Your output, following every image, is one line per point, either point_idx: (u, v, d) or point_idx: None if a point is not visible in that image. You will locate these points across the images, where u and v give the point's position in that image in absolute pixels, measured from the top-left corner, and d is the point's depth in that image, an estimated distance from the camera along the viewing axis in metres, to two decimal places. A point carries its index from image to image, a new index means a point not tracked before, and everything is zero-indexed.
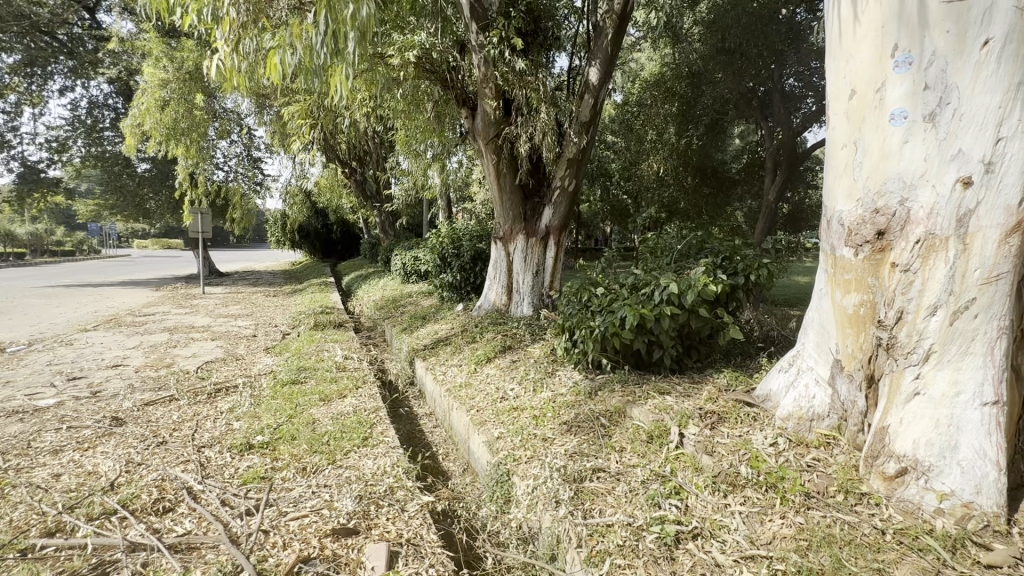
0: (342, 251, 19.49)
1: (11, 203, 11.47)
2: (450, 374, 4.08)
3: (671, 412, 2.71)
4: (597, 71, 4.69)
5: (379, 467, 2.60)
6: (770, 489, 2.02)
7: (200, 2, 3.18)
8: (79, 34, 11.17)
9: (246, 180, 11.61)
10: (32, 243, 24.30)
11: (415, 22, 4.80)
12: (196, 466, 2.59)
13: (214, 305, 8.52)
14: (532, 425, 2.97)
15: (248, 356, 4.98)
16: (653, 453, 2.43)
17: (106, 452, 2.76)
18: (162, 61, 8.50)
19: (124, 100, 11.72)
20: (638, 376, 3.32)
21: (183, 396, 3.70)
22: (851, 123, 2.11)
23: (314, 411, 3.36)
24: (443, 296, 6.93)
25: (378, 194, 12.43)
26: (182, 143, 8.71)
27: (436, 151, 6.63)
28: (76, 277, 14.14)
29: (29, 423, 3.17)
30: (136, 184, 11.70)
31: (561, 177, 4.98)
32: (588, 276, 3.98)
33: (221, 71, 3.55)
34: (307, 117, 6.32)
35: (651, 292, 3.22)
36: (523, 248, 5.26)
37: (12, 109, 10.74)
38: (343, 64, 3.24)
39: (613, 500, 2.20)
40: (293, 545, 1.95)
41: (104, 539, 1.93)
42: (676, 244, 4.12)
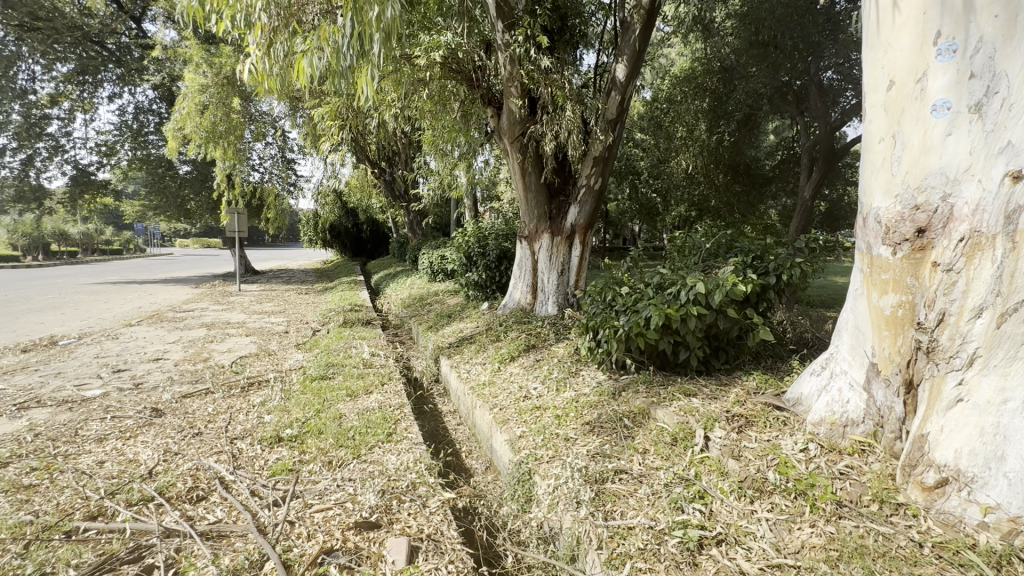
0: (371, 250, 19.84)
1: (65, 205, 12.14)
2: (474, 372, 4.10)
3: (696, 415, 2.65)
4: (624, 68, 4.62)
5: (402, 463, 2.64)
6: (799, 497, 1.95)
7: (234, 9, 3.30)
8: (126, 43, 11.74)
9: (280, 181, 11.97)
10: (83, 242, 25.49)
11: (442, 22, 4.84)
12: (228, 457, 2.68)
13: (249, 303, 8.81)
14: (554, 425, 2.95)
15: (280, 351, 5.13)
16: (678, 456, 2.38)
17: (146, 441, 2.89)
18: (202, 67, 8.84)
19: (167, 105, 12.24)
20: (663, 377, 3.26)
21: (218, 389, 3.84)
22: (890, 116, 2.02)
23: (341, 406, 3.43)
24: (469, 294, 6.98)
25: (406, 194, 12.61)
26: (221, 146, 9.06)
27: (463, 151, 6.68)
28: (122, 275, 14.70)
29: (77, 412, 3.35)
30: (178, 186, 12.21)
31: (587, 175, 4.92)
32: (613, 275, 3.93)
33: (253, 75, 3.67)
34: (337, 117, 6.47)
35: (677, 292, 3.15)
36: (548, 247, 5.24)
37: (65, 115, 11.36)
38: (370, 66, 3.30)
39: (635, 502, 2.16)
40: (317, 537, 2.00)
41: (142, 525, 2.03)
42: (705, 242, 4.03)
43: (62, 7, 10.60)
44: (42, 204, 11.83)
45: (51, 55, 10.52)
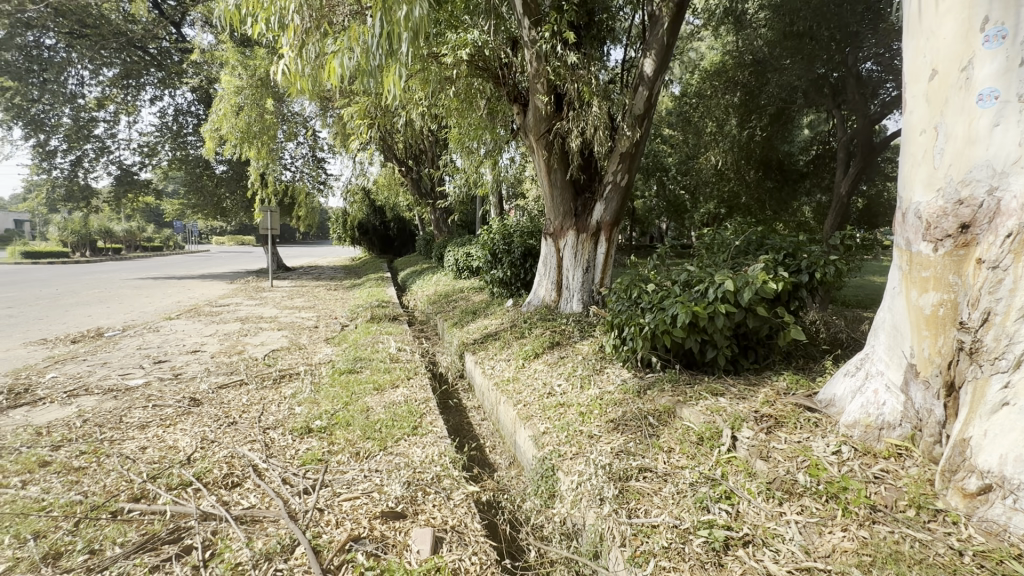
0: (398, 247, 20.16)
1: (110, 204, 12.74)
2: (498, 368, 4.13)
3: (723, 414, 2.61)
4: (652, 62, 4.55)
5: (427, 456, 2.68)
6: (830, 499, 1.90)
7: (268, 11, 3.39)
8: (167, 47, 12.18)
9: (311, 180, 12.27)
10: (127, 239, 26.66)
11: (469, 20, 4.87)
12: (262, 446, 2.78)
13: (281, 298, 9.07)
14: (578, 422, 2.94)
15: (311, 345, 5.27)
16: (704, 455, 2.34)
17: (185, 429, 3.02)
18: (237, 69, 9.10)
19: (204, 106, 12.69)
20: (690, 376, 3.21)
21: (252, 380, 3.98)
22: (932, 106, 1.94)
23: (368, 399, 3.51)
24: (494, 292, 7.01)
25: (432, 192, 12.75)
26: (255, 146, 9.33)
27: (488, 148, 6.70)
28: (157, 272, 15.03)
29: (122, 400, 3.52)
30: (214, 185, 12.66)
31: (613, 171, 4.87)
32: (639, 272, 3.89)
33: (286, 75, 3.76)
34: (366, 116, 6.59)
35: (705, 290, 3.10)
36: (574, 244, 5.22)
37: (111, 118, 11.90)
38: (398, 65, 3.35)
39: (660, 501, 2.14)
40: (345, 524, 2.06)
41: (181, 507, 2.12)
42: (734, 240, 3.95)
43: (107, 14, 11.08)
44: (89, 203, 12.44)
45: (98, 60, 11.04)
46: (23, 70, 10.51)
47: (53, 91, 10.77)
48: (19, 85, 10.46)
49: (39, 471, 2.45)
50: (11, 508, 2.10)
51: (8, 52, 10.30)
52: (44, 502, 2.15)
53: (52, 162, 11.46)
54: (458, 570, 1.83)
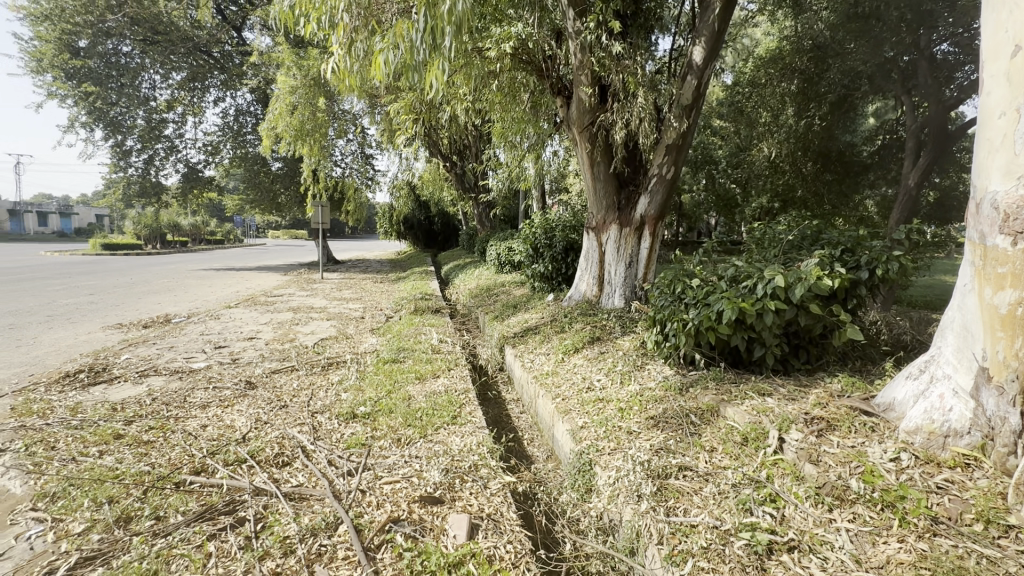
0: (442, 242, 20.55)
1: (178, 199, 13.63)
2: (537, 362, 4.13)
3: (770, 415, 2.51)
4: (702, 50, 4.39)
5: (466, 445, 2.73)
6: (886, 508, 1.79)
7: (320, 11, 3.52)
8: (229, 51, 12.97)
9: (359, 176, 12.71)
10: (193, 233, 28.45)
11: (513, 14, 4.85)
12: (310, 429, 2.91)
13: (330, 289, 9.44)
14: (617, 417, 2.91)
15: (357, 335, 5.46)
16: (748, 456, 2.27)
17: (242, 410, 3.21)
18: (292, 70, 9.49)
19: (262, 106, 13.34)
20: (736, 375, 3.09)
21: (302, 367, 4.19)
22: (1013, 87, 1.77)
23: (410, 388, 3.60)
24: (535, 286, 7.01)
25: (475, 187, 12.89)
26: (308, 143, 9.71)
27: (532, 142, 6.68)
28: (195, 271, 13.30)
29: (186, 381, 3.79)
30: (271, 181, 13.32)
31: (658, 164, 4.74)
32: (684, 266, 3.79)
33: (336, 73, 3.88)
34: (411, 112, 6.72)
35: (753, 286, 2.98)
36: (616, 239, 5.13)
37: (179, 119, 12.69)
38: (441, 59, 3.38)
39: (699, 500, 2.09)
40: (385, 506, 2.13)
41: (235, 483, 2.26)
42: (786, 235, 3.78)
43: (176, 20, 11.80)
44: (160, 198, 13.35)
45: (168, 65, 11.82)
46: (104, 76, 11.38)
47: (129, 95, 11.60)
48: (100, 90, 11.34)
49: (114, 442, 2.67)
50: (90, 474, 2.31)
51: (91, 59, 11.17)
52: (118, 471, 2.35)
53: (128, 161, 12.37)
54: (493, 557, 1.85)
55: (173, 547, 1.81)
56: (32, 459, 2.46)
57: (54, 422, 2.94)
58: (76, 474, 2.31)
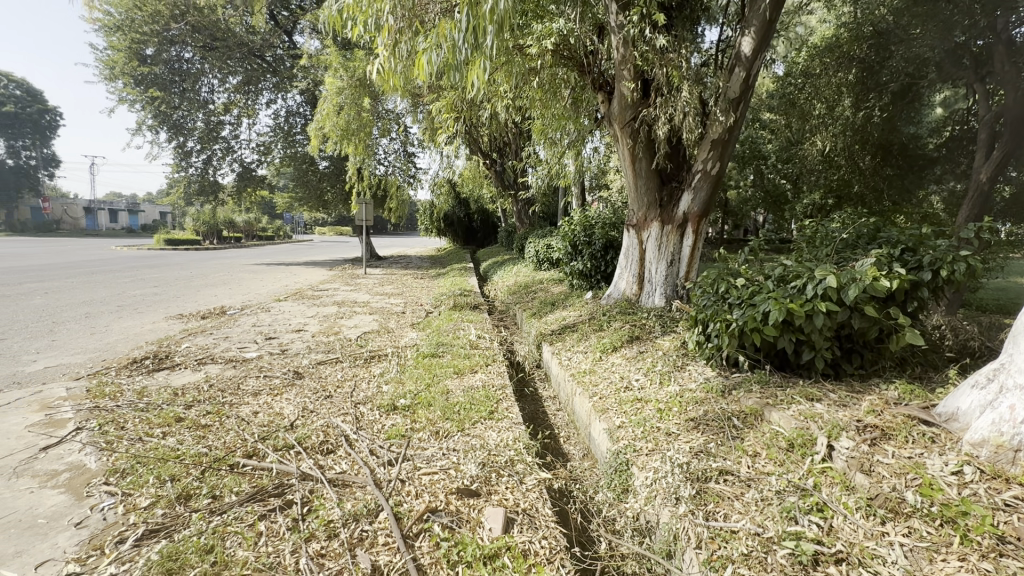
0: (481, 239, 20.73)
1: (233, 197, 14.35)
2: (575, 360, 4.11)
3: (819, 421, 2.40)
4: (752, 40, 4.21)
5: (502, 440, 2.76)
6: (945, 524, 1.69)
7: (367, 14, 3.61)
8: (281, 55, 13.55)
9: (402, 173, 13.03)
10: (247, 229, 29.93)
11: (555, 9, 4.82)
12: (353, 419, 3.02)
13: (373, 284, 9.73)
14: (656, 418, 2.86)
15: (398, 329, 5.60)
16: (794, 463, 2.18)
17: (290, 399, 3.37)
18: (340, 71, 9.78)
19: (311, 107, 13.86)
20: (782, 379, 2.98)
21: (346, 359, 4.34)
22: None
23: (448, 382, 3.68)
24: (574, 284, 6.96)
25: (515, 184, 12.93)
26: (353, 142, 9.99)
27: (572, 139, 6.62)
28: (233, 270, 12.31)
29: (239, 369, 4.01)
30: (318, 179, 13.86)
31: (703, 160, 4.60)
32: (729, 265, 3.67)
33: (381, 74, 3.98)
34: (453, 110, 6.81)
35: (803, 286, 2.86)
36: (658, 236, 5.04)
37: (234, 121, 13.36)
38: (483, 57, 3.42)
39: (741, 506, 2.03)
40: (424, 496, 2.18)
41: (284, 467, 2.38)
42: (840, 232, 3.60)
43: (233, 27, 12.44)
44: (217, 196, 14.11)
45: (225, 70, 12.47)
46: (168, 81, 12.11)
47: (190, 99, 12.31)
48: (165, 94, 12.09)
49: (176, 425, 2.87)
50: (155, 454, 2.49)
51: (157, 66, 11.89)
52: (179, 452, 2.51)
53: (188, 161, 13.14)
54: (528, 551, 1.87)
55: (228, 525, 1.93)
56: (105, 437, 2.68)
57: (124, 404, 3.17)
58: (143, 453, 2.49)
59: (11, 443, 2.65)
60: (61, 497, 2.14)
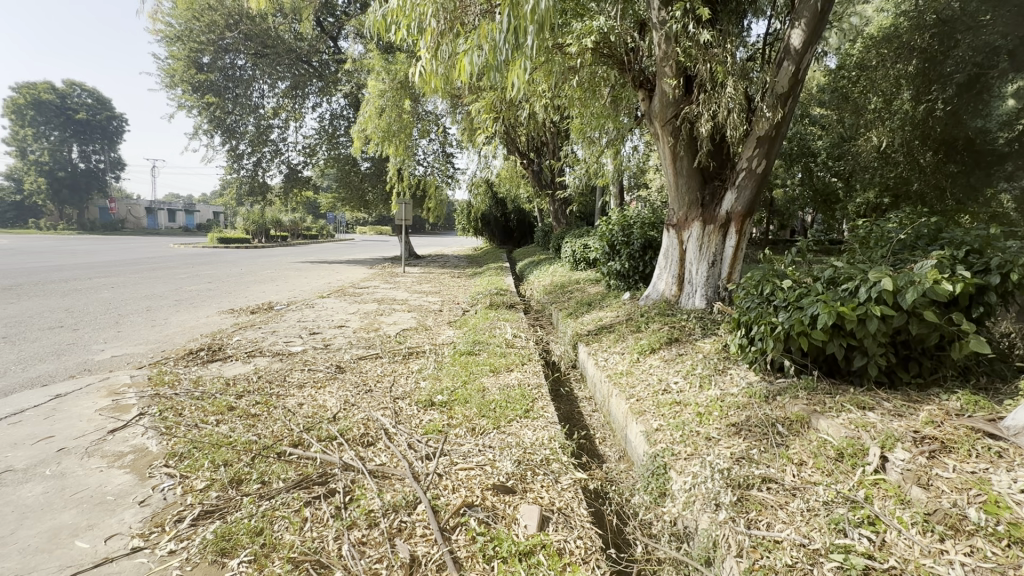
0: (517, 238, 20.78)
1: (280, 198, 14.97)
2: (611, 361, 4.06)
3: (872, 431, 2.29)
4: (802, 32, 4.03)
5: (538, 438, 2.77)
6: (1013, 544, 1.57)
7: (410, 19, 3.69)
8: (326, 60, 14.01)
9: (440, 174, 13.28)
10: (292, 228, 31.13)
11: (595, 7, 4.77)
12: (392, 413, 3.10)
13: (411, 283, 9.92)
14: (694, 422, 2.80)
15: (435, 327, 5.71)
16: (843, 473, 2.09)
17: (333, 392, 3.49)
18: (382, 74, 9.99)
19: (354, 110, 14.29)
20: (831, 386, 2.84)
21: (386, 354, 4.46)
22: None
23: (484, 379, 3.72)
24: (611, 284, 6.89)
25: (552, 183, 12.89)
26: (394, 143, 10.21)
27: (610, 137, 6.55)
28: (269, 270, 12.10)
29: (286, 362, 4.18)
30: (360, 180, 14.28)
31: (748, 157, 4.46)
32: (775, 266, 3.54)
33: (423, 76, 4.06)
34: (492, 110, 6.88)
35: (855, 288, 2.73)
36: (699, 236, 4.92)
37: (282, 124, 13.95)
38: (524, 57, 3.41)
39: (785, 515, 1.96)
40: (460, 491, 2.22)
41: (327, 457, 2.47)
42: (898, 232, 3.41)
43: (282, 34, 12.99)
44: (265, 197, 14.74)
45: (275, 75, 13.03)
46: (222, 87, 12.75)
47: (243, 104, 12.93)
48: (219, 100, 12.76)
49: (228, 413, 3.02)
50: (210, 440, 2.63)
51: (212, 73, 12.54)
52: (231, 438, 2.65)
53: (240, 163, 13.79)
54: (563, 550, 1.87)
55: (276, 509, 2.02)
56: (164, 422, 2.86)
57: (181, 392, 3.37)
58: (199, 438, 2.64)
59: (83, 425, 2.87)
60: (127, 477, 2.30)
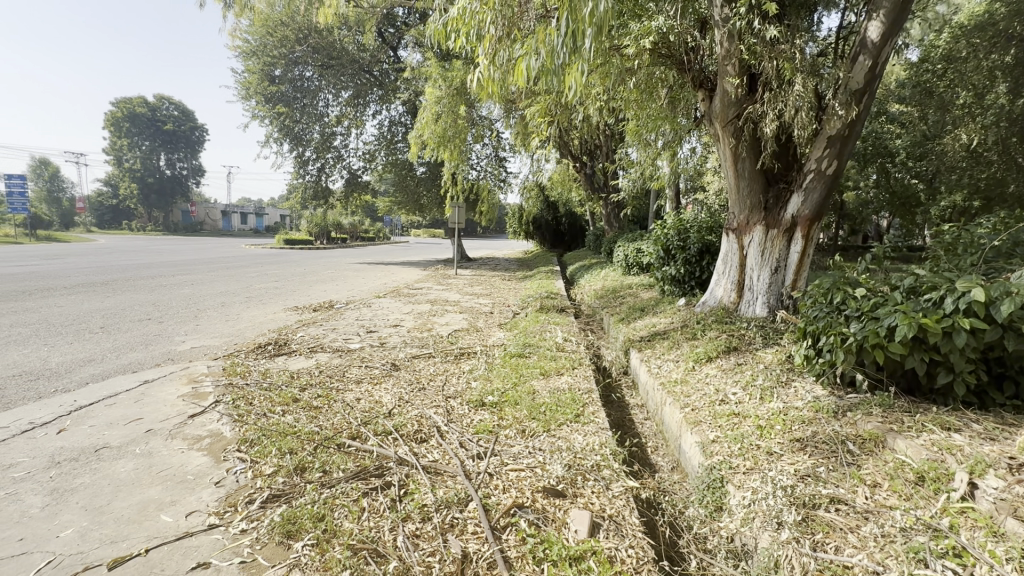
0: (569, 242, 20.67)
1: (341, 202, 15.69)
2: (665, 369, 3.95)
3: (959, 454, 2.09)
4: (880, 25, 3.77)
5: (588, 444, 2.74)
6: None
7: (469, 27, 3.77)
8: (387, 69, 14.54)
9: (493, 178, 13.49)
10: (351, 231, 32.51)
11: (654, 6, 4.66)
12: (444, 412, 3.17)
13: (463, 285, 10.09)
14: (755, 436, 2.67)
15: (487, 328, 5.77)
16: (924, 499, 1.93)
17: (388, 389, 3.61)
18: (439, 81, 10.19)
19: (411, 116, 14.74)
20: (910, 404, 2.62)
21: (438, 354, 4.57)
22: None
23: (535, 382, 3.72)
24: (665, 289, 6.70)
25: (605, 186, 12.72)
26: (449, 148, 10.44)
27: (667, 140, 6.40)
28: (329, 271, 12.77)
29: (345, 358, 4.37)
30: (416, 184, 14.73)
31: (817, 158, 4.22)
32: (847, 274, 3.31)
33: (481, 82, 4.14)
34: (546, 113, 6.90)
35: (940, 299, 2.52)
36: (761, 241, 4.70)
37: (345, 131, 14.64)
38: (581, 60, 3.39)
39: (856, 540, 1.84)
40: (511, 491, 2.24)
41: (383, 451, 2.56)
42: (991, 239, 3.11)
43: (347, 46, 13.63)
44: (328, 201, 15.50)
45: (339, 85, 13.68)
46: (292, 98, 13.58)
47: (310, 113, 13.69)
48: (288, 110, 13.57)
49: (293, 404, 3.20)
50: (277, 429, 2.80)
51: (283, 85, 13.38)
52: (296, 428, 2.81)
53: (306, 169, 14.60)
54: (614, 558, 1.84)
55: (336, 498, 2.12)
56: (237, 410, 3.08)
57: (252, 382, 3.61)
58: (267, 427, 2.82)
59: (168, 410, 3.13)
60: (205, 459, 2.49)
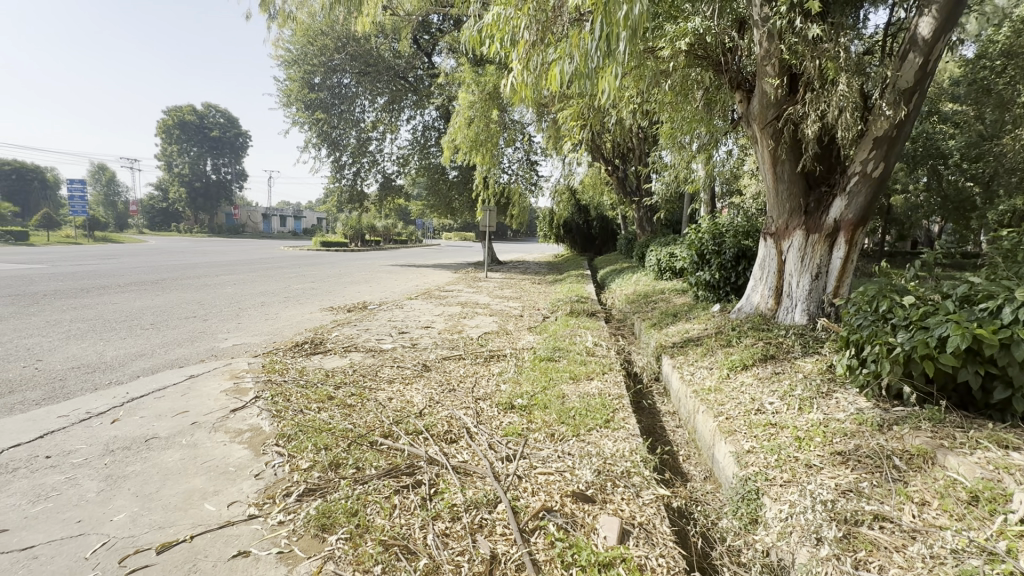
0: (600, 246, 20.50)
1: (375, 205, 16.04)
2: (698, 376, 3.86)
3: (1017, 474, 1.97)
4: (932, 21, 3.60)
5: (618, 450, 2.71)
6: None
7: (503, 32, 3.81)
8: (421, 75, 14.81)
9: (524, 181, 13.54)
10: (384, 234, 33.19)
11: (690, 8, 4.59)
12: (473, 413, 3.19)
13: (493, 288, 10.15)
14: (792, 447, 2.58)
15: (516, 332, 5.79)
16: (978, 520, 1.82)
17: (419, 389, 3.67)
18: (472, 87, 10.30)
19: (444, 121, 14.95)
20: (963, 419, 2.48)
21: (468, 356, 4.61)
22: None
23: (564, 386, 3.70)
24: (699, 295, 6.56)
25: (637, 190, 12.56)
26: (481, 152, 10.54)
27: (702, 142, 6.28)
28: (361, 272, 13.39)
29: (377, 358, 4.46)
30: (448, 188, 14.93)
31: (863, 160, 4.05)
32: (894, 280, 3.16)
33: (514, 87, 4.17)
34: (578, 117, 6.89)
35: (996, 308, 2.38)
36: (801, 246, 4.55)
37: (380, 136, 14.98)
38: (615, 64, 3.37)
39: (902, 559, 1.76)
40: (539, 494, 2.24)
41: (414, 450, 2.60)
42: None
43: (383, 53, 13.96)
44: (363, 205, 15.89)
45: (375, 92, 14.02)
46: (329, 104, 13.99)
47: (346, 119, 14.08)
48: (326, 116, 13.99)
49: (328, 402, 3.29)
50: (312, 425, 2.88)
51: (322, 92, 13.81)
52: (331, 425, 2.89)
53: (342, 173, 15.01)
54: (644, 566, 1.81)
55: (368, 494, 2.17)
56: (276, 405, 3.19)
57: (290, 380, 3.74)
58: (304, 423, 2.91)
59: (211, 404, 3.28)
60: (245, 452, 2.59)
